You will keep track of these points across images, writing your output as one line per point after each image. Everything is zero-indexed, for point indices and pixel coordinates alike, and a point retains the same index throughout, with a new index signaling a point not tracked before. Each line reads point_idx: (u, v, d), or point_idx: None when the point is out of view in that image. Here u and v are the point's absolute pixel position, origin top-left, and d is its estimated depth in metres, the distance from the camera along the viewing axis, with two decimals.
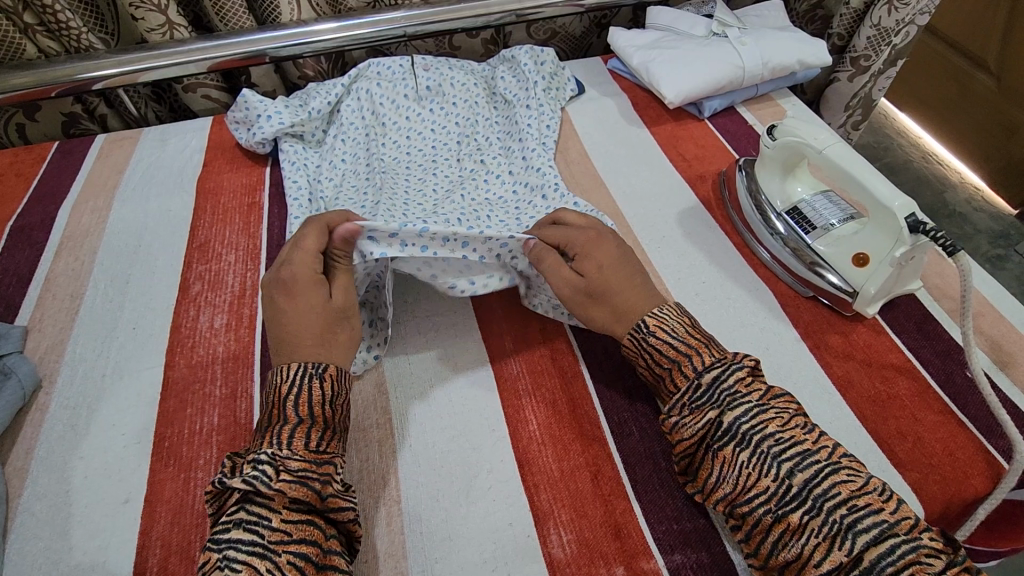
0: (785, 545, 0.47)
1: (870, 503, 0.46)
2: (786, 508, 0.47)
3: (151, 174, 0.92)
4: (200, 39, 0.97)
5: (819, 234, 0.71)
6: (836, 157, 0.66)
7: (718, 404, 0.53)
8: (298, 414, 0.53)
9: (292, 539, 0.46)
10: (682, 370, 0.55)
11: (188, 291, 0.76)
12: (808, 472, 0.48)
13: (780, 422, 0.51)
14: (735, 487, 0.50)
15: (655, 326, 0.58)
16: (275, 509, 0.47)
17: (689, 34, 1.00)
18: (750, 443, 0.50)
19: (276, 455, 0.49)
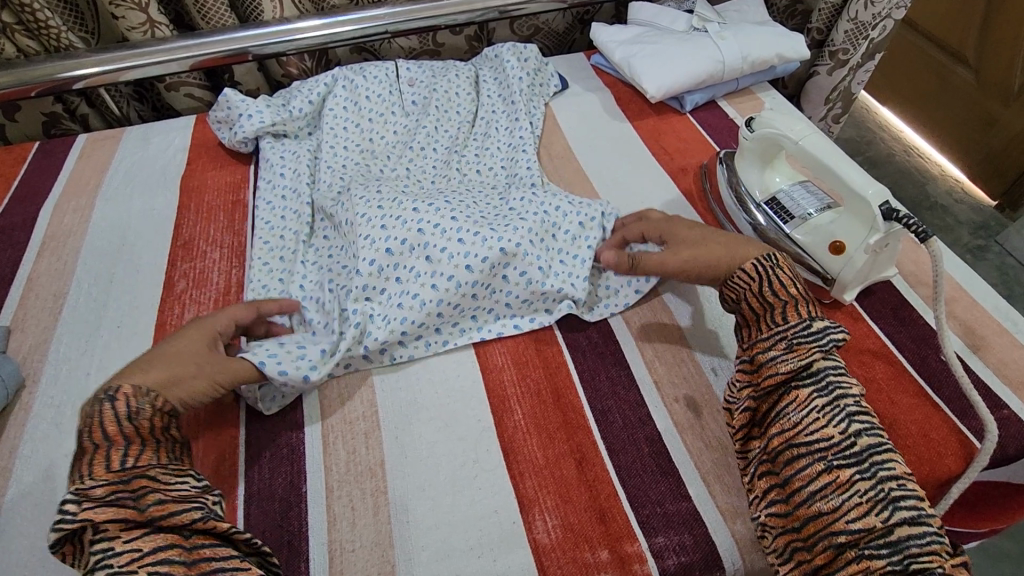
0: (822, 494, 0.48)
1: (915, 489, 0.49)
2: (840, 461, 0.49)
3: (134, 173, 0.91)
4: (183, 37, 0.97)
5: (797, 224, 0.72)
6: (811, 148, 0.67)
7: (826, 349, 0.55)
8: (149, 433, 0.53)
9: (144, 553, 0.45)
10: (797, 307, 0.58)
11: (171, 289, 0.76)
12: (873, 439, 0.51)
13: (860, 394, 0.54)
14: (795, 426, 0.52)
15: (786, 268, 0.62)
16: (116, 535, 0.46)
17: (670, 29, 1.01)
18: (830, 396, 0.53)
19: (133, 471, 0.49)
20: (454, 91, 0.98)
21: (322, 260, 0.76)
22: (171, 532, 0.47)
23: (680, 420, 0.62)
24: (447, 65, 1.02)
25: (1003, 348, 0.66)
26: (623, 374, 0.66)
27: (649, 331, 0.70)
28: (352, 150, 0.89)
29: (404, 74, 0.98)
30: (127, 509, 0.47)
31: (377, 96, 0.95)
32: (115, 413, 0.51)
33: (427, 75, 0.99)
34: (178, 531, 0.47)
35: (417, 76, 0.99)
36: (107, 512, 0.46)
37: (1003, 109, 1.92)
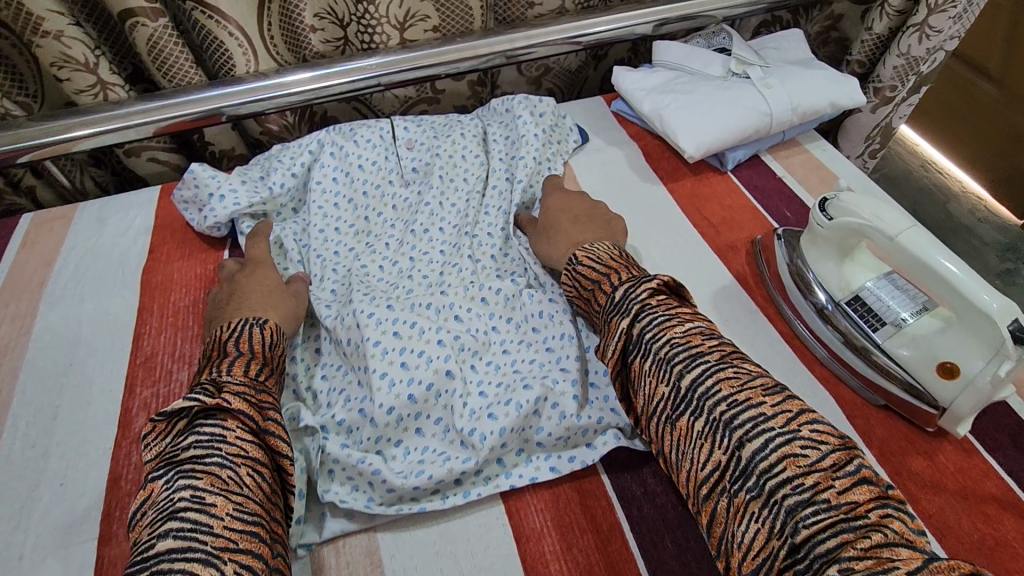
0: (682, 453, 0.50)
1: (749, 399, 0.47)
2: (678, 413, 0.50)
3: (86, 266, 0.78)
4: (142, 100, 0.83)
5: (889, 332, 0.59)
6: (913, 248, 0.55)
7: (628, 314, 0.57)
8: (236, 348, 0.57)
9: (248, 455, 0.49)
10: (602, 288, 0.61)
11: (130, 427, 0.62)
12: (694, 373, 0.51)
13: (680, 329, 0.54)
14: (646, 398, 0.54)
15: (582, 257, 0.66)
16: (230, 428, 0.50)
17: (705, 73, 0.88)
18: (649, 351, 0.54)
19: (212, 380, 0.53)
20: (458, 147, 0.85)
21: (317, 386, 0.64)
22: (222, 431, 0.49)
23: None
24: (450, 121, 0.89)
25: None
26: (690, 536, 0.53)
27: None
28: (345, 234, 0.77)
29: (402, 134, 0.85)
30: (253, 409, 0.51)
31: (371, 164, 0.82)
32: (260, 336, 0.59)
33: (426, 133, 0.87)
34: (230, 431, 0.49)
35: (417, 135, 0.86)
36: (241, 403, 0.51)
37: None
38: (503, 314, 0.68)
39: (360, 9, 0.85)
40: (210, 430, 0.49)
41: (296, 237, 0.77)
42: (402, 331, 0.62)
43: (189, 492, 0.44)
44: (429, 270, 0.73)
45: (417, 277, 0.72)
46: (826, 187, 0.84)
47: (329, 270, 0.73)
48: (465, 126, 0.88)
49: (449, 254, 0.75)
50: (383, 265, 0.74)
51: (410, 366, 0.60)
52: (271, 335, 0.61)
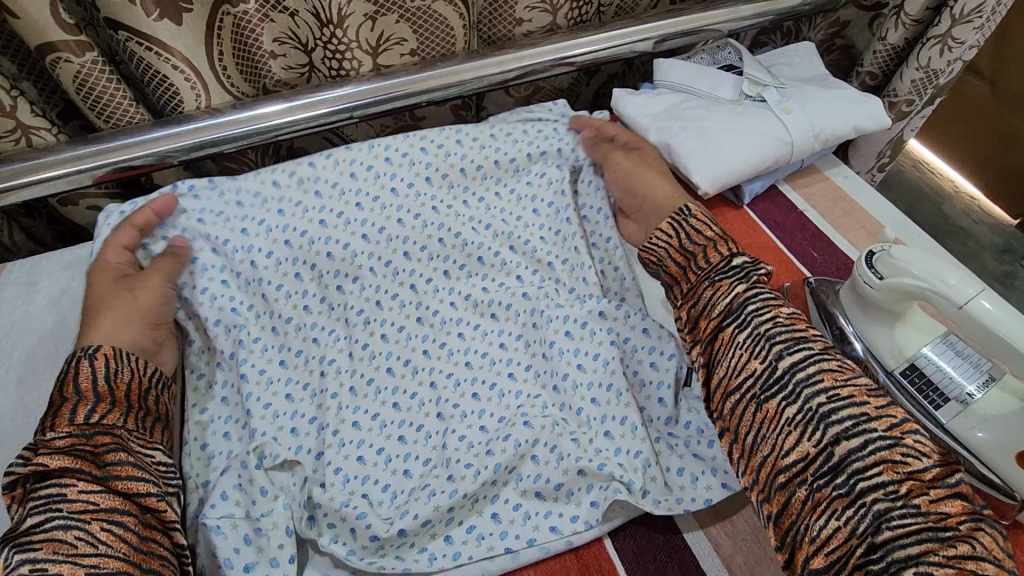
0: (762, 436, 0.49)
1: (852, 395, 0.47)
2: (768, 393, 0.50)
3: (11, 345, 0.66)
4: (73, 143, 0.71)
5: (953, 409, 0.51)
6: (987, 319, 0.47)
7: (744, 277, 0.57)
8: (69, 392, 0.52)
9: (98, 508, 0.46)
10: (717, 247, 0.60)
11: None
12: (796, 357, 0.50)
13: (786, 313, 0.54)
14: (728, 372, 0.53)
15: (695, 212, 0.64)
16: (72, 485, 0.46)
17: (714, 96, 0.80)
18: (748, 327, 0.54)
19: (35, 440, 0.49)
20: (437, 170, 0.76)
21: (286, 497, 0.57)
22: (58, 491, 0.46)
23: None
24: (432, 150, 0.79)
25: None
26: None
27: None
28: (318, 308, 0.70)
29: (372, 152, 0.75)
30: (84, 462, 0.48)
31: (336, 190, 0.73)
32: (89, 371, 0.53)
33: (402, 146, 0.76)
34: (67, 487, 0.46)
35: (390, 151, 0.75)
36: (62, 460, 0.47)
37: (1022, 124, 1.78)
38: (484, 377, 0.65)
39: (326, 34, 0.74)
40: (47, 492, 0.46)
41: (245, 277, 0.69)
42: None
43: (29, 566, 0.42)
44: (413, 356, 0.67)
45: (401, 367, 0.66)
46: (852, 222, 0.76)
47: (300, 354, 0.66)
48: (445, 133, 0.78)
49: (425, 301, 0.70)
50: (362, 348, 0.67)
51: (401, 435, 0.62)
52: (113, 364, 0.55)
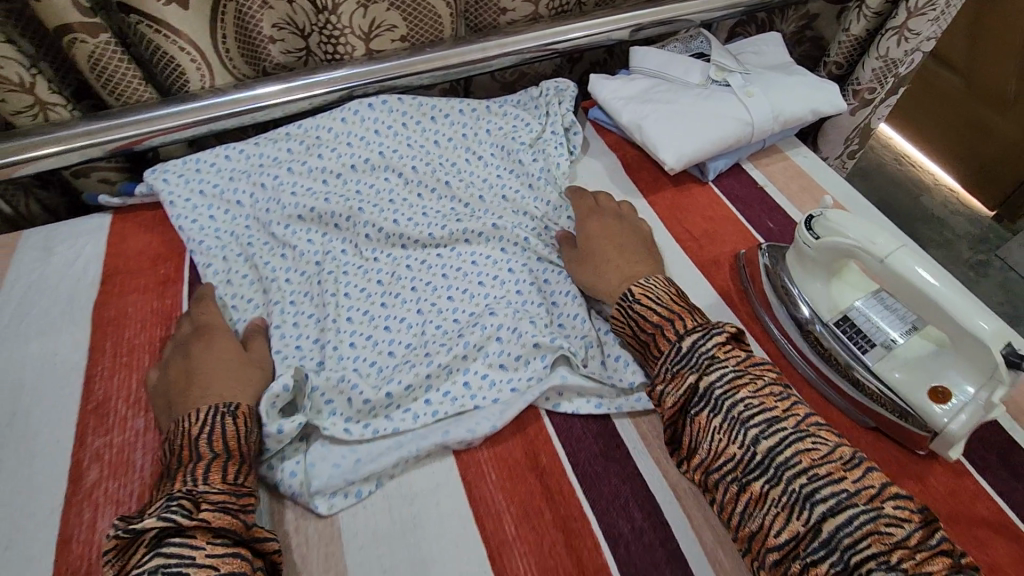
0: (749, 515, 0.49)
1: (831, 473, 0.47)
2: (749, 477, 0.49)
3: (29, 302, 0.72)
4: (86, 120, 0.77)
5: (879, 354, 0.57)
6: (904, 271, 0.53)
7: (696, 368, 0.54)
8: (210, 449, 0.52)
9: (222, 574, 0.44)
10: (665, 333, 0.58)
11: (81, 483, 0.57)
12: (773, 440, 0.49)
13: (752, 387, 0.52)
14: (711, 454, 0.52)
15: (640, 294, 0.62)
16: (199, 546, 0.45)
17: (684, 81, 0.86)
18: (721, 408, 0.52)
19: (184, 492, 0.48)
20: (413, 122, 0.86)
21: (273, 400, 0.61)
22: (193, 553, 0.44)
23: None
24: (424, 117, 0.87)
25: None
26: None
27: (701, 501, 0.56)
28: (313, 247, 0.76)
29: (365, 122, 0.83)
30: (234, 521, 0.48)
31: (333, 152, 0.81)
32: (229, 428, 0.54)
33: (393, 113, 0.85)
34: (199, 550, 0.44)
35: (380, 119, 0.84)
36: (222, 518, 0.47)
37: (998, 117, 1.86)
38: (465, 307, 0.69)
39: (322, 20, 0.80)
40: (176, 548, 0.44)
41: (251, 229, 0.78)
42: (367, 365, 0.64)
43: None
44: (399, 288, 0.72)
45: (385, 296, 0.71)
46: (808, 197, 0.82)
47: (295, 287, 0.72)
48: (433, 105, 0.87)
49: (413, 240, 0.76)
50: (351, 280, 0.72)
51: (390, 352, 0.66)
52: (247, 423, 0.56)
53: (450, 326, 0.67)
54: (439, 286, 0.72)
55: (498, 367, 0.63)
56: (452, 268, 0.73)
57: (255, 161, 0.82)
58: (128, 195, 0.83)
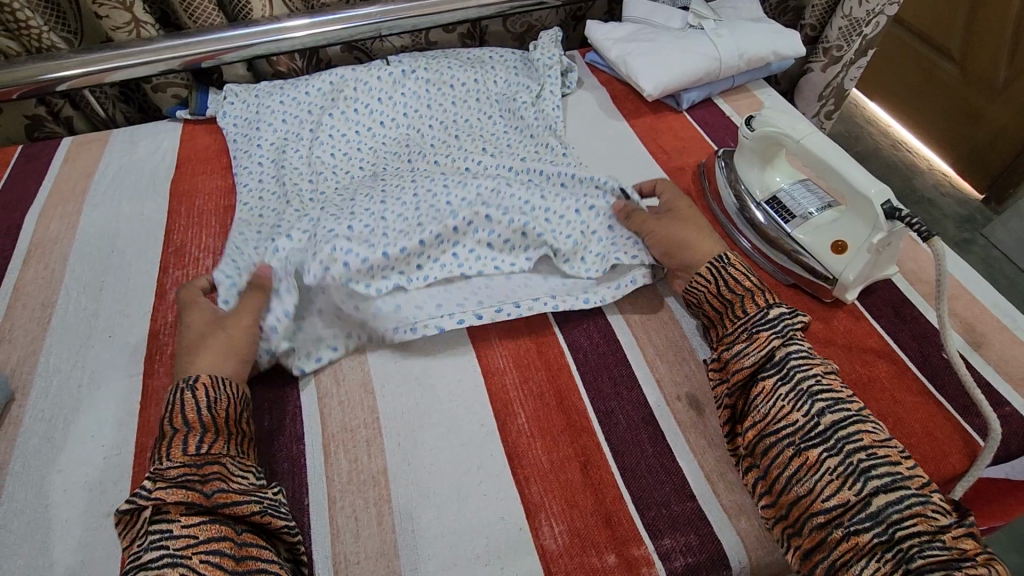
0: (799, 479, 0.50)
1: (888, 456, 0.49)
2: (809, 443, 0.51)
3: (121, 177, 0.89)
4: (169, 37, 0.95)
5: (798, 223, 0.72)
6: (813, 147, 0.67)
7: (781, 335, 0.57)
8: (171, 425, 0.53)
9: (198, 542, 0.46)
10: (755, 297, 0.61)
11: (164, 297, 0.74)
12: (839, 417, 0.52)
13: (824, 369, 0.56)
14: (766, 417, 0.54)
15: (734, 262, 0.65)
16: (175, 519, 0.47)
17: (666, 27, 1.01)
18: (792, 380, 0.54)
19: (150, 472, 0.49)
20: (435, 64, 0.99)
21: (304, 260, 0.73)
22: (170, 527, 0.46)
23: (683, 419, 0.62)
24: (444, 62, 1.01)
25: (1003, 345, 0.66)
26: (624, 373, 0.65)
27: (648, 328, 0.70)
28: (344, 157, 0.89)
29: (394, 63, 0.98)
30: (193, 493, 0.48)
31: (365, 84, 0.95)
32: (194, 402, 0.54)
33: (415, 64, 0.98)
34: (175, 522, 0.47)
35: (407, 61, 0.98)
36: (176, 495, 0.47)
37: (989, 103, 1.75)
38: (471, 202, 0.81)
39: None
40: (157, 529, 0.46)
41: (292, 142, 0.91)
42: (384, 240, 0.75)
43: None
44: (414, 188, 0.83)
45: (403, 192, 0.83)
46: None
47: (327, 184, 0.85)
48: (450, 60, 1.00)
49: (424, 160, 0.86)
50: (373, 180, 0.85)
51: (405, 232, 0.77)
52: (209, 393, 0.56)
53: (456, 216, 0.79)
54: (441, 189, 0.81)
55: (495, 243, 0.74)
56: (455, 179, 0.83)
57: (291, 99, 0.95)
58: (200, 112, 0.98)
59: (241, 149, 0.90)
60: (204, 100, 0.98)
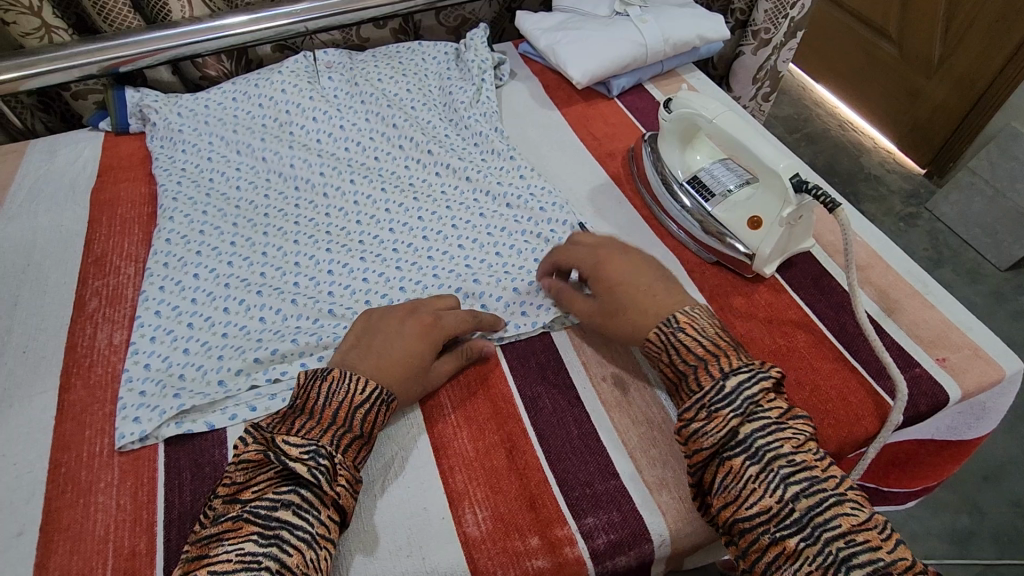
0: (777, 566, 0.46)
1: (868, 540, 0.44)
2: (784, 532, 0.46)
3: (38, 188, 0.86)
4: (84, 42, 0.92)
5: (718, 201, 0.73)
6: (724, 125, 0.68)
7: (740, 413, 0.50)
8: (359, 426, 0.53)
9: (330, 537, 0.48)
10: (707, 369, 0.53)
11: (83, 309, 0.72)
12: (813, 500, 0.46)
13: (795, 443, 0.49)
14: (737, 499, 0.48)
15: (684, 323, 0.57)
16: (324, 505, 0.49)
17: (593, 14, 1.01)
18: (761, 460, 0.49)
19: (339, 461, 0.50)
20: (371, 80, 0.97)
21: (221, 308, 0.71)
22: (319, 506, 0.48)
23: (607, 400, 0.62)
24: (381, 76, 0.98)
25: (915, 309, 0.69)
26: (551, 358, 0.66)
27: None
28: (272, 185, 0.86)
29: (327, 87, 0.95)
30: (353, 500, 0.51)
31: (298, 107, 0.92)
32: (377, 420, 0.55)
33: (345, 79, 0.97)
34: (325, 507, 0.49)
35: (340, 83, 0.96)
36: (349, 496, 0.50)
37: (926, 81, 1.80)
38: (404, 239, 0.78)
39: None
40: (308, 497, 0.48)
41: (215, 164, 0.87)
42: (302, 283, 0.74)
43: (275, 568, 0.44)
44: (343, 221, 0.81)
45: (329, 226, 0.80)
46: None
47: (252, 215, 0.81)
48: (379, 71, 0.98)
49: (362, 184, 0.85)
50: (301, 212, 0.82)
51: (330, 270, 0.75)
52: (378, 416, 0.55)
53: (388, 254, 0.77)
54: (381, 217, 0.81)
55: (419, 285, 0.73)
56: (394, 203, 0.82)
57: (217, 118, 0.92)
58: (123, 127, 0.96)
59: (164, 167, 0.87)
60: (124, 110, 0.95)
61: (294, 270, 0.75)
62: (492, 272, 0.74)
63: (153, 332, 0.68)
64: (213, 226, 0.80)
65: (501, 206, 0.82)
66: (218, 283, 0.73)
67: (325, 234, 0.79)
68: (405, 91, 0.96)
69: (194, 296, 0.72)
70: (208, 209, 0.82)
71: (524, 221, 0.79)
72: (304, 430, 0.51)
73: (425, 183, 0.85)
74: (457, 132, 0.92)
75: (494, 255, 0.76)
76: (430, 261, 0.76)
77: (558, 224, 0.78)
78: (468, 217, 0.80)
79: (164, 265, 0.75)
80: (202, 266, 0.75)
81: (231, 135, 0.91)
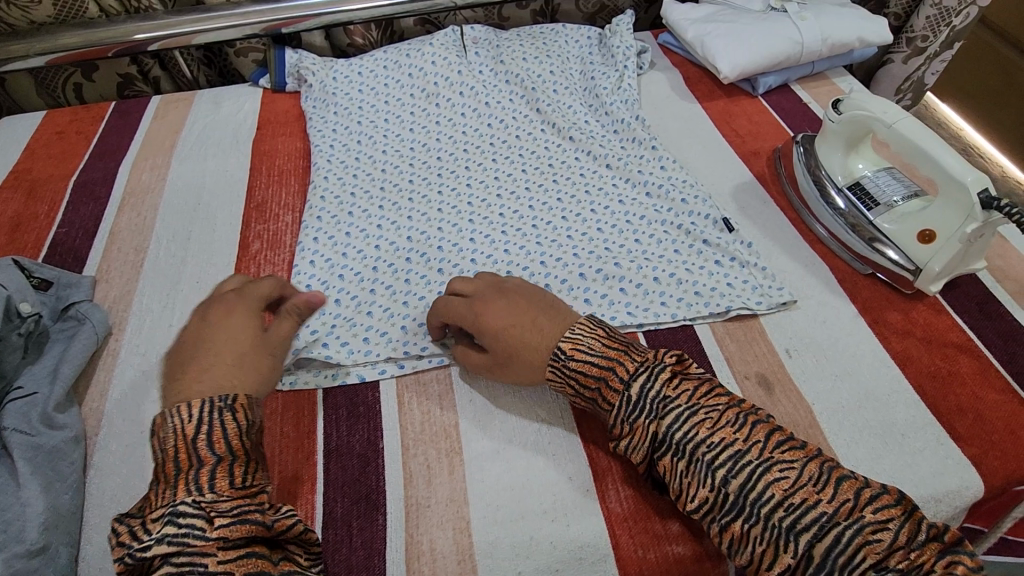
0: (736, 550, 0.46)
1: (806, 498, 0.45)
2: (728, 518, 0.46)
3: (206, 135, 0.93)
4: (256, 3, 0.98)
5: (882, 210, 0.71)
6: (906, 131, 0.66)
7: (650, 413, 0.51)
8: (211, 452, 0.48)
9: None
10: (611, 385, 0.52)
11: (247, 249, 0.77)
12: (743, 477, 0.47)
13: (710, 424, 0.49)
14: (681, 495, 0.49)
15: (571, 349, 0.55)
16: (211, 554, 0.43)
17: (746, 9, 0.99)
18: (687, 454, 0.49)
19: (197, 505, 0.44)
20: (515, 60, 0.99)
21: (370, 265, 0.74)
22: (205, 561, 0.42)
23: (751, 397, 0.61)
24: (526, 56, 0.99)
25: None
26: (693, 349, 0.66)
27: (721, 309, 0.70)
28: (417, 153, 0.89)
29: (473, 65, 0.98)
30: (256, 524, 0.45)
31: (447, 81, 0.96)
32: (236, 425, 0.50)
33: (490, 57, 0.99)
34: (211, 557, 0.42)
35: (486, 63, 0.99)
36: (242, 527, 0.44)
37: None
38: (545, 217, 0.79)
39: None
40: (188, 560, 0.42)
41: (365, 127, 0.92)
42: (444, 248, 0.76)
43: None
44: (485, 193, 0.83)
45: (470, 197, 0.82)
46: None
47: (399, 180, 0.85)
48: (524, 50, 1.00)
49: (504, 160, 0.87)
50: (444, 181, 0.84)
51: (473, 240, 0.77)
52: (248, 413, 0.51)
53: (529, 230, 0.78)
54: (522, 195, 0.82)
55: (558, 264, 0.73)
56: (535, 183, 0.83)
57: (368, 86, 0.97)
58: (280, 87, 1.02)
59: (318, 126, 0.92)
60: (282, 69, 1.01)
61: (438, 237, 0.77)
62: (632, 260, 0.73)
63: (309, 279, 0.73)
64: (363, 188, 0.84)
65: (641, 194, 0.81)
66: (368, 242, 0.77)
67: (468, 205, 0.81)
68: (548, 73, 0.97)
69: (345, 251, 0.76)
70: (358, 170, 0.86)
71: (666, 212, 0.78)
72: (156, 501, 0.46)
73: (565, 164, 0.85)
74: (597, 117, 0.92)
75: (634, 242, 0.75)
76: (569, 242, 0.76)
77: (702, 217, 0.77)
78: (608, 203, 0.80)
79: (319, 218, 0.79)
80: (355, 225, 0.79)
81: (381, 103, 0.95)
